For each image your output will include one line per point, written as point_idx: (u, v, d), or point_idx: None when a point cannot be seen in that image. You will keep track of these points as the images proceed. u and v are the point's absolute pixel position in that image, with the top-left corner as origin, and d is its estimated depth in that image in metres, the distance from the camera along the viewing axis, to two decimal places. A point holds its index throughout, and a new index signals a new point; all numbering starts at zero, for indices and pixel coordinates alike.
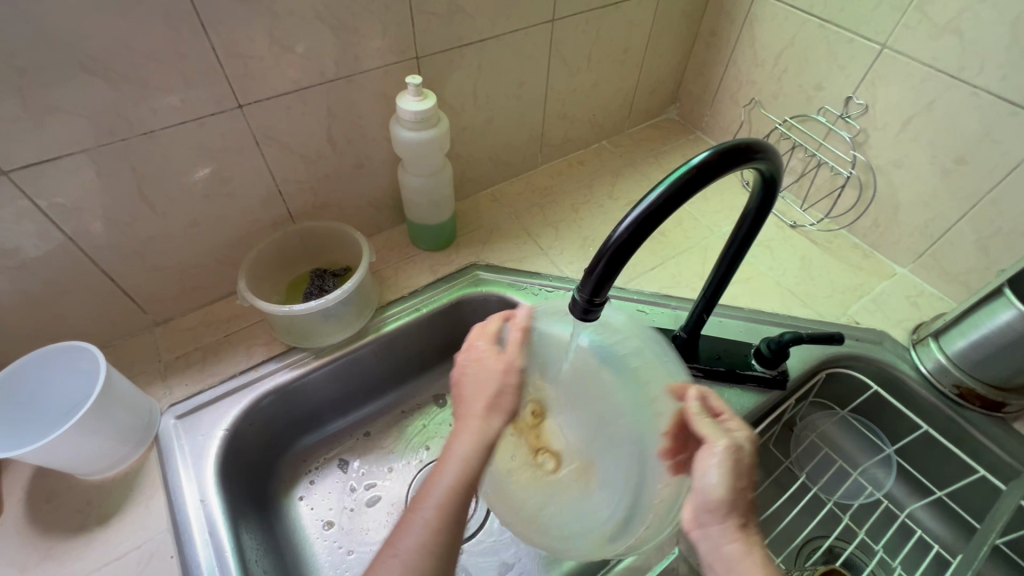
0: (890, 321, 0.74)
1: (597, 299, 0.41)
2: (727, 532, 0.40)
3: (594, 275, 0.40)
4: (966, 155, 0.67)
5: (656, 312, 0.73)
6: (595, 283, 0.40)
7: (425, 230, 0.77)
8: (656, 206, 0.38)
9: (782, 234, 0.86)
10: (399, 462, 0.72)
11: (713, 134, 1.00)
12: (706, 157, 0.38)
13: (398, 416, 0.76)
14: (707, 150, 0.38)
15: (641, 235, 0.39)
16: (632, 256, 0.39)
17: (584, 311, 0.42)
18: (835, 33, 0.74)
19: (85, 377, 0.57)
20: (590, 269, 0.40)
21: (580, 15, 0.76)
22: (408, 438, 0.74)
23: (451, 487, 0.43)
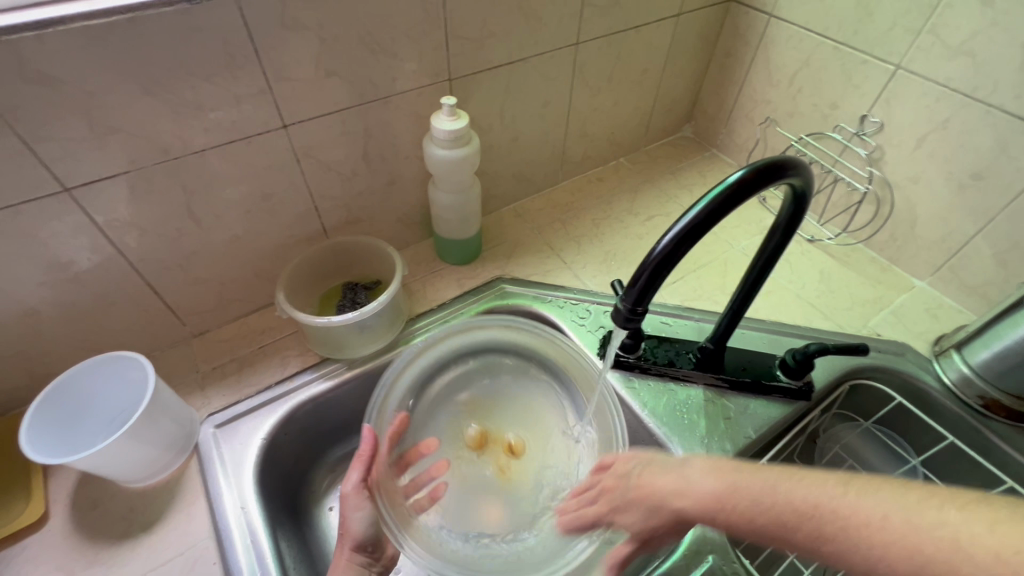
0: (911, 333, 0.75)
1: (638, 308, 0.43)
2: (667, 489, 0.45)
3: (637, 287, 0.41)
4: (983, 171, 0.69)
5: (680, 324, 0.75)
6: (638, 293, 0.42)
7: (453, 244, 0.79)
8: (696, 219, 0.39)
9: (802, 248, 0.87)
10: None
11: (729, 151, 1.03)
12: (742, 174, 0.40)
13: None
14: (743, 168, 0.40)
15: (682, 248, 0.40)
16: (673, 267, 0.40)
17: (625, 320, 0.43)
18: (850, 55, 0.77)
19: (137, 386, 0.58)
20: (631, 280, 0.42)
21: (602, 38, 0.79)
22: None
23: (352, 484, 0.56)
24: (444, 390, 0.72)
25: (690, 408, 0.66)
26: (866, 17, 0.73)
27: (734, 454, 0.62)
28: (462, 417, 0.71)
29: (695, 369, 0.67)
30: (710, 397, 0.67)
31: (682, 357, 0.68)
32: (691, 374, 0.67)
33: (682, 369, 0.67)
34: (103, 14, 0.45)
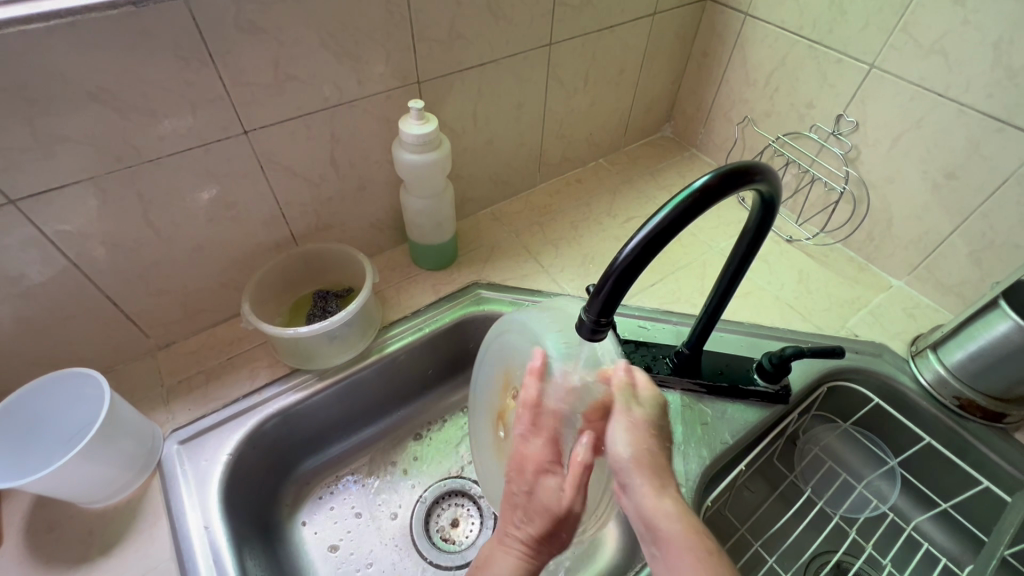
0: (888, 333, 0.75)
1: (603, 318, 0.41)
2: (641, 488, 0.42)
3: (601, 296, 0.40)
4: (956, 170, 0.69)
5: (658, 328, 0.74)
6: (602, 303, 0.40)
7: (427, 250, 0.77)
8: (660, 227, 0.38)
9: (780, 249, 0.87)
10: (406, 482, 0.72)
11: (708, 151, 1.02)
12: (707, 180, 0.39)
13: (401, 436, 0.76)
14: (708, 173, 0.39)
15: (648, 255, 0.39)
16: (638, 276, 0.39)
17: (591, 331, 0.42)
18: (824, 54, 0.76)
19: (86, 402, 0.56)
20: (596, 290, 0.40)
21: (576, 38, 0.78)
22: (414, 458, 0.74)
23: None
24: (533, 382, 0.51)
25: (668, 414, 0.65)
26: (839, 15, 0.72)
27: (711, 461, 0.61)
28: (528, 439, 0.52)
29: (672, 374, 0.66)
30: (687, 402, 0.66)
31: (659, 361, 0.67)
32: (668, 380, 0.66)
33: (659, 374, 0.66)
34: (42, 18, 0.43)
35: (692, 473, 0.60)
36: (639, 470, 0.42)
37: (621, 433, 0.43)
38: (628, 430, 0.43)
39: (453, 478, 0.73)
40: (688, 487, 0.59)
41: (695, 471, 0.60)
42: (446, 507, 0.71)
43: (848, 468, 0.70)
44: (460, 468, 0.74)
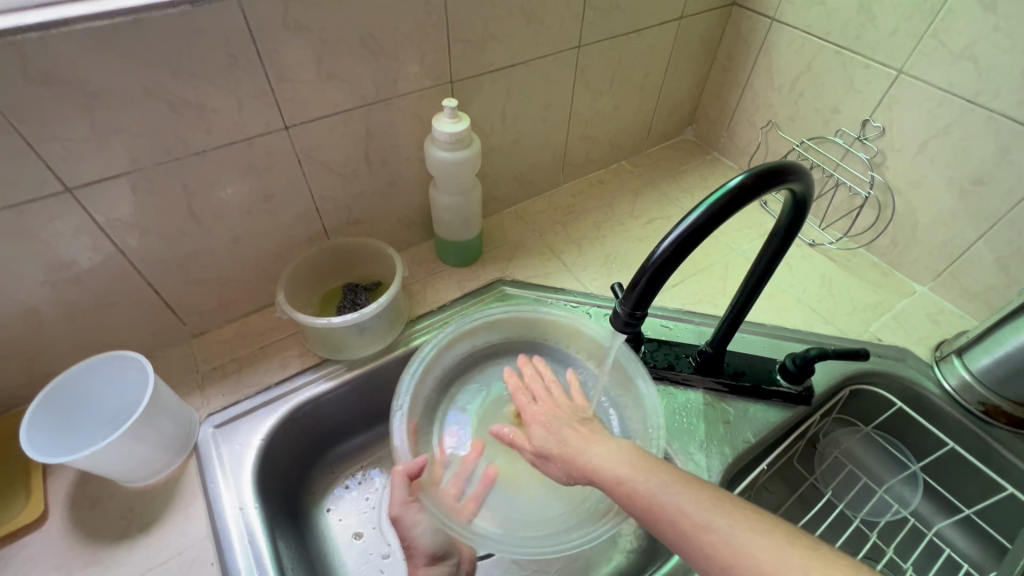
0: (912, 338, 0.75)
1: (637, 312, 0.42)
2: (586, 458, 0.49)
3: (636, 290, 0.41)
4: (985, 176, 0.69)
5: (680, 328, 0.75)
6: (637, 296, 0.41)
7: (454, 246, 0.79)
8: (696, 224, 0.39)
9: (802, 253, 0.87)
10: None
11: (730, 155, 1.03)
12: (743, 179, 0.40)
13: None
14: (743, 173, 0.40)
15: (684, 251, 0.40)
16: (673, 272, 0.40)
17: (624, 324, 0.43)
18: (852, 59, 0.77)
19: (62, 407, 0.56)
20: (630, 285, 0.41)
21: (604, 41, 0.79)
22: None
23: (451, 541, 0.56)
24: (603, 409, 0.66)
25: (690, 412, 0.65)
26: (868, 21, 0.73)
27: (734, 458, 0.62)
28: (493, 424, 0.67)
29: (695, 373, 0.67)
30: (709, 400, 0.67)
31: (681, 360, 0.68)
32: (691, 378, 0.67)
33: (681, 372, 0.67)
34: (108, 16, 0.45)
35: (716, 469, 0.61)
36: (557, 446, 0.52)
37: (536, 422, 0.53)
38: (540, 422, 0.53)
39: None
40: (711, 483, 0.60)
41: (717, 468, 0.61)
42: None
43: (870, 471, 0.70)
44: None
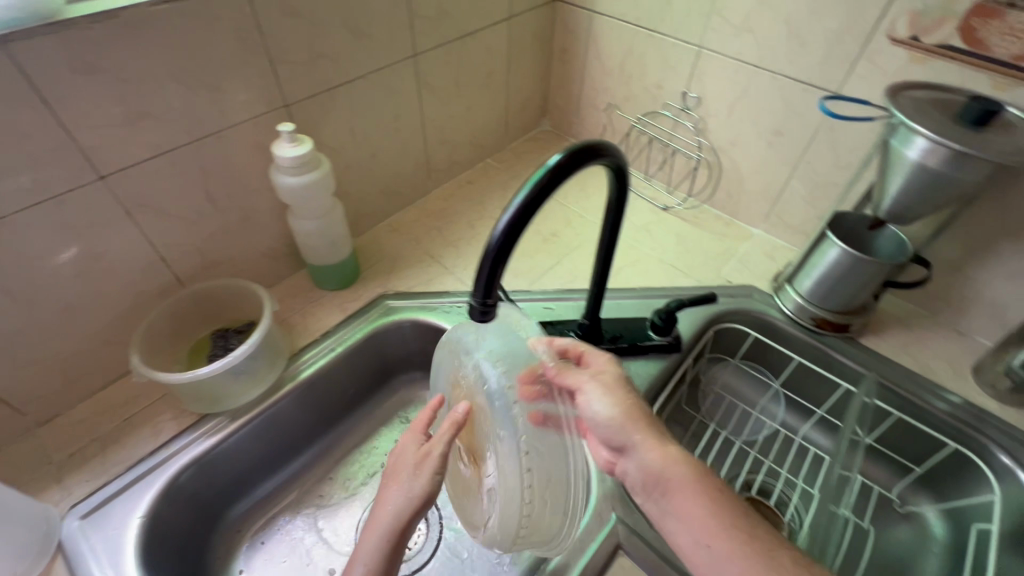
0: (755, 275, 0.86)
1: (490, 299, 0.44)
2: (642, 443, 0.48)
3: (483, 277, 0.43)
4: (781, 128, 0.80)
5: (561, 306, 0.79)
6: (485, 284, 0.43)
7: (327, 271, 0.77)
8: (524, 205, 0.42)
9: (657, 217, 0.96)
10: (347, 504, 0.71)
11: (584, 138, 1.10)
12: (559, 159, 0.43)
13: (335, 461, 0.76)
14: (560, 153, 0.44)
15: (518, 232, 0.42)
16: (512, 255, 0.42)
17: (481, 313, 0.45)
18: (661, 40, 0.86)
19: None
20: (477, 273, 0.43)
21: (439, 47, 0.81)
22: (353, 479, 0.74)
23: (398, 524, 0.48)
24: (558, 505, 0.47)
25: None
26: (666, 5, 0.82)
27: None
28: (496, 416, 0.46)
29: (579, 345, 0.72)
30: None
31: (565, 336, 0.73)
32: None
33: None
34: None
35: None
36: (634, 426, 0.49)
37: (598, 398, 0.50)
38: (603, 394, 0.50)
39: None
40: None
41: None
42: None
43: (744, 398, 0.81)
44: None
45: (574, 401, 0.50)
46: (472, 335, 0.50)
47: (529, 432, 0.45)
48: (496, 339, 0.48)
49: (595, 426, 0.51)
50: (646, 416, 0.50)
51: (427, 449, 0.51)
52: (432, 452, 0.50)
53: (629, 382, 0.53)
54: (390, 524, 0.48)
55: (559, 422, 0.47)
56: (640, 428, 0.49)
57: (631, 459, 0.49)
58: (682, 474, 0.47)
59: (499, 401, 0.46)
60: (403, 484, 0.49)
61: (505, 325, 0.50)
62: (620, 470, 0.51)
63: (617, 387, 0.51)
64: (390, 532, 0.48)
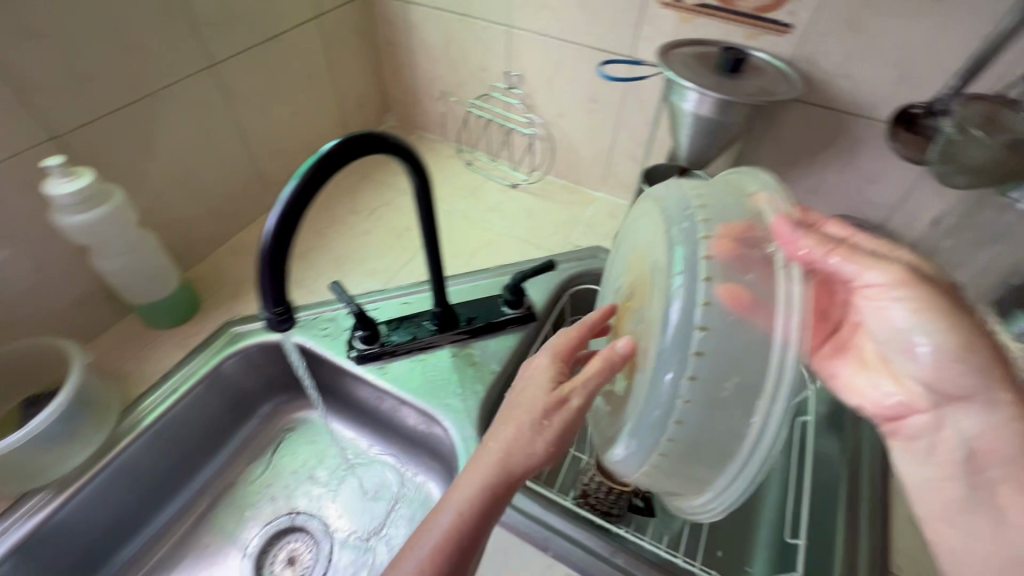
0: (601, 236, 0.91)
1: (282, 304, 0.42)
2: (994, 399, 0.38)
3: (265, 281, 0.41)
4: (596, 95, 0.85)
5: (419, 299, 0.78)
6: (270, 289, 0.41)
7: (156, 308, 0.72)
8: (293, 198, 0.40)
9: (507, 196, 0.98)
10: (231, 542, 0.69)
11: (429, 129, 1.10)
12: (332, 147, 0.42)
13: (208, 505, 0.72)
14: (335, 141, 0.43)
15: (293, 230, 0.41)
16: (291, 254, 0.41)
17: (277, 320, 0.42)
18: (473, 24, 0.87)
19: None
20: (258, 279, 0.41)
21: (240, 54, 0.77)
22: (235, 515, 0.71)
23: (462, 521, 0.43)
24: (741, 425, 0.36)
25: (442, 368, 0.71)
26: None
27: (485, 392, 0.68)
28: (675, 350, 0.36)
29: (436, 333, 0.72)
30: (456, 351, 0.73)
31: (421, 328, 0.73)
32: (434, 339, 0.72)
33: (424, 338, 0.72)
34: None
35: (471, 406, 0.66)
36: (972, 360, 0.38)
37: (903, 312, 0.39)
38: (908, 309, 0.39)
39: (285, 516, 0.72)
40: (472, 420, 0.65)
41: (473, 405, 0.67)
42: (281, 547, 0.69)
43: None
44: (294, 504, 0.73)
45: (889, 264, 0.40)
46: (677, 205, 0.42)
47: (725, 314, 0.36)
48: (722, 203, 0.40)
49: (879, 334, 0.43)
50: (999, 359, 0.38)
51: (558, 394, 0.45)
52: (575, 399, 0.44)
53: (939, 288, 0.38)
54: (449, 520, 0.43)
55: (774, 317, 0.34)
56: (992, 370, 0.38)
57: (970, 413, 0.40)
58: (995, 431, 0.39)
59: (675, 319, 0.37)
60: (526, 440, 0.44)
61: (674, 203, 0.43)
62: (932, 410, 0.43)
63: (926, 297, 0.38)
64: (487, 491, 0.44)
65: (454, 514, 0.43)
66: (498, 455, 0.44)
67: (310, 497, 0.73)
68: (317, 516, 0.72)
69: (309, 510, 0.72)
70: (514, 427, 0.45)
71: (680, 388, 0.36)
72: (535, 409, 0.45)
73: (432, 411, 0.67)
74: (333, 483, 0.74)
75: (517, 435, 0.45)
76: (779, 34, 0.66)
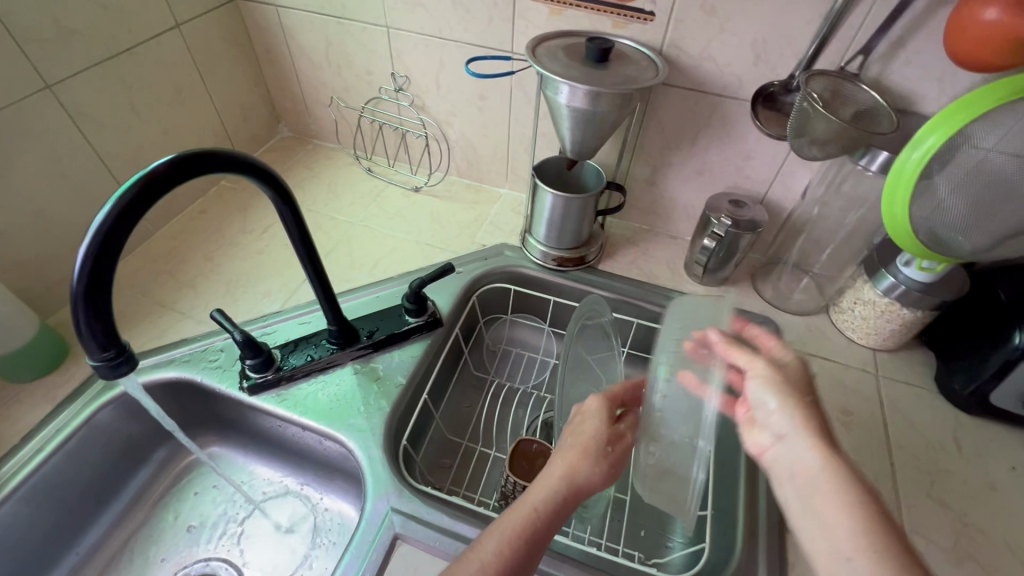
0: (507, 233, 0.91)
1: (110, 346, 0.38)
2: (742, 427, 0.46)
3: (84, 325, 0.37)
4: (484, 92, 0.84)
5: (317, 317, 0.75)
6: (90, 333, 0.37)
7: (13, 360, 0.64)
8: (106, 230, 0.36)
9: (410, 200, 0.96)
10: None
11: (325, 138, 1.06)
12: (155, 167, 0.38)
13: (104, 568, 0.65)
14: (162, 159, 0.39)
15: (111, 261, 0.37)
16: (113, 291, 0.37)
17: (109, 364, 0.39)
18: (351, 26, 0.84)
19: None
20: (75, 323, 0.37)
21: (85, 71, 0.70)
22: (139, 571, 0.66)
23: (525, 530, 0.46)
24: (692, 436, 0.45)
25: (345, 387, 0.68)
26: None
27: (391, 406, 0.66)
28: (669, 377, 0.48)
29: (336, 351, 0.69)
30: (360, 367, 0.70)
31: (319, 348, 0.70)
32: (335, 357, 0.69)
33: (323, 358, 0.69)
34: None
35: (377, 424, 0.64)
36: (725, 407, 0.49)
37: (765, 396, 0.42)
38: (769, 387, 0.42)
39: (199, 564, 0.67)
40: (378, 438, 0.63)
41: (379, 422, 0.64)
42: None
43: (526, 346, 0.86)
44: (208, 550, 0.68)
45: (762, 355, 0.45)
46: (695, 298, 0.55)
47: (683, 357, 0.48)
48: (693, 311, 0.53)
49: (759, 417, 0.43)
50: (833, 436, 0.40)
51: (621, 428, 0.52)
52: (627, 435, 0.52)
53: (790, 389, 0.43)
54: (514, 523, 0.46)
55: (704, 389, 0.45)
56: (812, 429, 0.40)
57: (793, 450, 0.40)
58: (831, 483, 0.37)
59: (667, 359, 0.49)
60: (593, 462, 0.49)
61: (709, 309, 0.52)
62: (770, 460, 0.42)
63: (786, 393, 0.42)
64: (559, 500, 0.48)
65: (534, 508, 0.47)
66: (591, 454, 0.50)
67: (224, 542, 0.69)
68: (232, 562, 0.67)
69: (223, 556, 0.68)
70: (595, 426, 0.52)
71: (661, 398, 0.47)
72: (614, 431, 0.52)
73: (335, 435, 0.64)
74: (250, 524, 0.70)
75: (595, 462, 0.50)
76: (644, 21, 0.68)
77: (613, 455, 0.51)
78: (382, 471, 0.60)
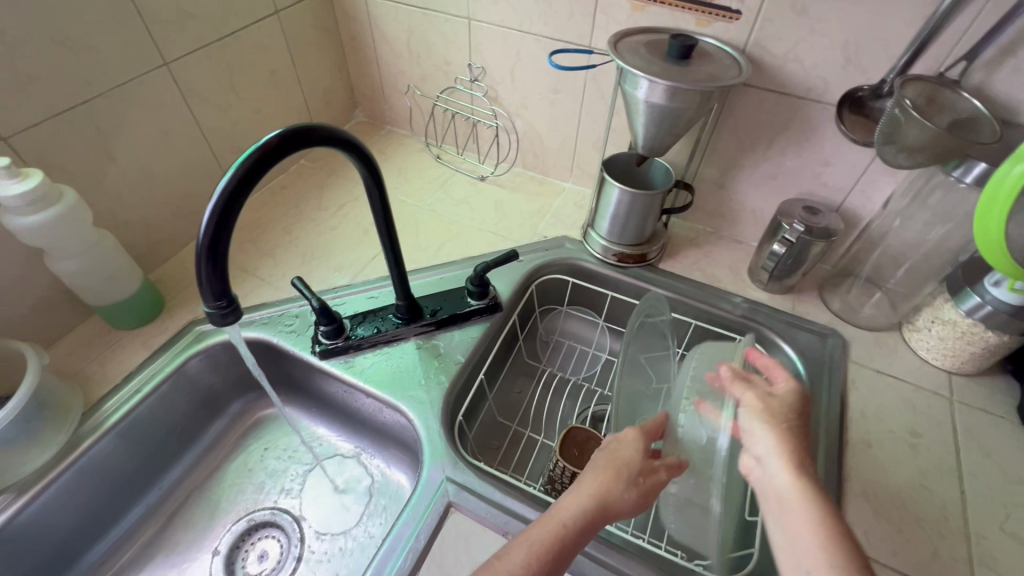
0: (568, 226, 0.92)
1: (223, 298, 0.42)
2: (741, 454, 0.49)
3: (204, 277, 0.41)
4: (557, 86, 0.86)
5: (384, 293, 0.79)
6: (209, 284, 0.41)
7: (119, 309, 0.71)
8: (227, 192, 0.40)
9: (475, 188, 0.99)
10: (205, 535, 0.70)
11: (398, 124, 1.10)
12: (268, 138, 0.41)
13: (181, 503, 0.72)
14: (274, 132, 0.42)
15: (229, 220, 0.41)
16: (229, 248, 0.41)
17: (220, 314, 0.43)
18: (434, 17, 0.88)
19: None
20: (197, 275, 0.41)
21: (197, 51, 0.77)
22: (209, 511, 0.72)
23: (549, 541, 0.44)
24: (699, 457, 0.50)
25: (407, 361, 0.71)
26: None
27: (449, 383, 0.68)
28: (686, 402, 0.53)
29: (401, 326, 0.73)
30: (421, 343, 0.73)
31: (386, 321, 0.73)
32: (399, 332, 0.73)
33: (388, 331, 0.72)
34: None
35: (435, 399, 0.67)
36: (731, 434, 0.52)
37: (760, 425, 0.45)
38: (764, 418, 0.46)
39: (261, 510, 0.72)
40: (436, 412, 0.65)
41: (437, 396, 0.67)
42: (255, 541, 0.70)
43: (579, 338, 0.87)
44: (270, 498, 0.74)
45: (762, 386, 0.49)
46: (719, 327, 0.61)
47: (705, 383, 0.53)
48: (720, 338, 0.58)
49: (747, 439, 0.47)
50: (811, 468, 0.43)
51: (657, 462, 0.50)
52: (663, 472, 0.49)
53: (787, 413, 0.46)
54: (541, 535, 0.45)
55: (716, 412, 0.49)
56: (787, 454, 0.44)
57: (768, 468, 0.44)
58: (802, 507, 0.41)
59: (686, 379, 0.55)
60: (623, 486, 0.48)
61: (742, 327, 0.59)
62: (753, 479, 0.46)
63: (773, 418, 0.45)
64: (587, 513, 0.46)
65: (563, 520, 0.46)
66: (622, 476, 0.48)
67: (285, 492, 0.74)
68: (291, 512, 0.72)
69: (283, 505, 0.73)
70: (630, 445, 0.51)
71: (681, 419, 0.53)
72: (648, 461, 0.49)
73: (396, 405, 0.67)
74: (309, 479, 0.75)
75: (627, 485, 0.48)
76: (729, 20, 0.67)
77: (641, 486, 0.48)
78: (438, 443, 0.63)
